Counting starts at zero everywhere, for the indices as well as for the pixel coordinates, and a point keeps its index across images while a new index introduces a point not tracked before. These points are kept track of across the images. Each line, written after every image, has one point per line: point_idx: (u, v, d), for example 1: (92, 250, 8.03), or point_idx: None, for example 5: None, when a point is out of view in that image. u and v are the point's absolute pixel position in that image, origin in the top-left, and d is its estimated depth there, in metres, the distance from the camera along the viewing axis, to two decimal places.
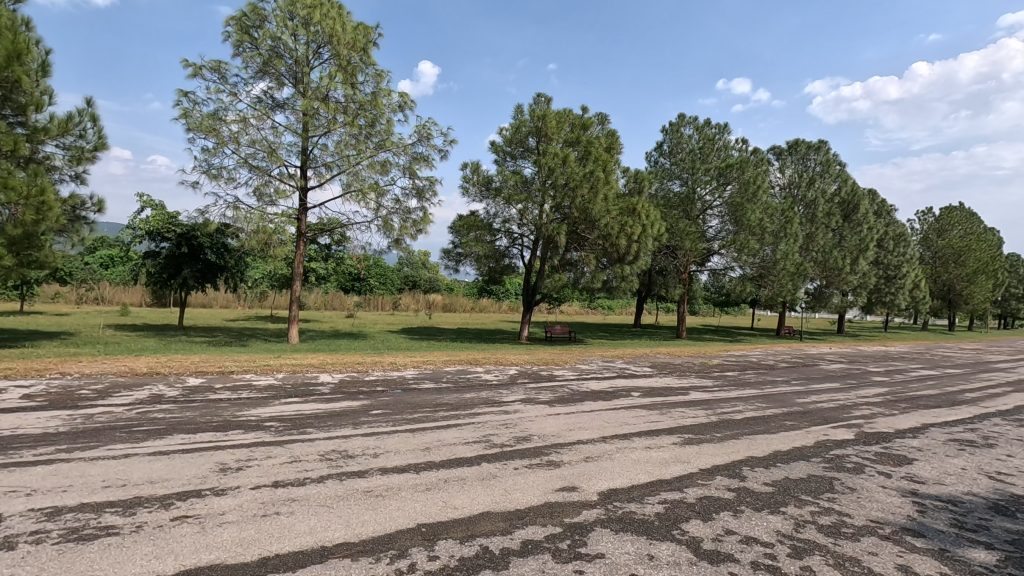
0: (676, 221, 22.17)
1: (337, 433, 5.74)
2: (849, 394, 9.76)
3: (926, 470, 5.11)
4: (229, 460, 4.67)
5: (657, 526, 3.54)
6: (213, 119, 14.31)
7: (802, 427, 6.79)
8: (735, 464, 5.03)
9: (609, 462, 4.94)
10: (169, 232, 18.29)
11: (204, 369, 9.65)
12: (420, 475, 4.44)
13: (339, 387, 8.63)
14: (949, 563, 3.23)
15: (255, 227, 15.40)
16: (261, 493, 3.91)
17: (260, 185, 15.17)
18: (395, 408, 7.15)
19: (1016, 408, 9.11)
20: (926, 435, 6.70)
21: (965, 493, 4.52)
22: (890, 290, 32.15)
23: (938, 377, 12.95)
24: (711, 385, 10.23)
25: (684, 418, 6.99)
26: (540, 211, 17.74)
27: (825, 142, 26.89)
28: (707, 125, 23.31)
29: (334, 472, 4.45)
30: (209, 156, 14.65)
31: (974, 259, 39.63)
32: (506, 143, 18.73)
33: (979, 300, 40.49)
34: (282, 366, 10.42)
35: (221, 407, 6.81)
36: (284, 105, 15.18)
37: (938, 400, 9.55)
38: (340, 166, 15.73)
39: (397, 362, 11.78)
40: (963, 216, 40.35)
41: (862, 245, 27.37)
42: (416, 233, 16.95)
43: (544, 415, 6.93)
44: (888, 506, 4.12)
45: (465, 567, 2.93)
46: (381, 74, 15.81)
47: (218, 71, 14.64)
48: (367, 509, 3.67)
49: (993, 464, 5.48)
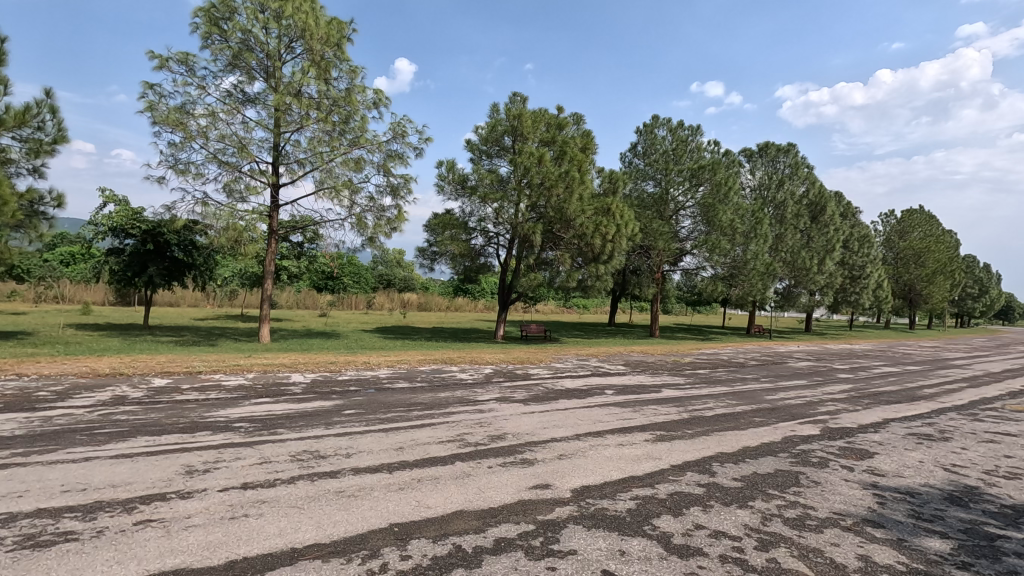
0: (650, 221, 22.43)
1: (309, 433, 5.65)
2: (814, 390, 10.06)
3: (887, 463, 5.30)
4: (196, 462, 4.56)
5: (628, 522, 3.58)
6: (180, 112, 13.95)
7: (770, 423, 6.96)
8: (706, 460, 5.13)
9: (582, 459, 4.99)
10: (134, 228, 17.77)
11: (171, 370, 9.37)
12: (393, 475, 4.40)
13: (311, 387, 8.48)
14: (907, 552, 3.35)
15: (224, 224, 15.06)
16: (230, 495, 3.84)
17: (230, 181, 14.86)
18: (368, 408, 7.08)
19: (970, 403, 9.51)
20: (887, 429, 6.95)
21: (923, 484, 4.70)
22: (855, 290, 33.13)
23: (898, 374, 13.42)
24: (684, 382, 10.42)
25: (656, 416, 7.10)
26: (516, 210, 17.63)
27: (794, 145, 27.62)
28: (680, 127, 23.60)
29: (305, 473, 4.38)
30: (175, 151, 14.28)
31: (933, 260, 41.07)
32: (481, 141, 18.69)
33: (937, 300, 42.13)
34: (253, 366, 10.20)
35: (188, 408, 6.64)
36: (255, 99, 14.88)
37: (898, 396, 9.92)
38: (313, 163, 15.48)
39: (371, 361, 11.64)
40: (924, 218, 41.76)
41: (829, 246, 28.11)
42: (391, 231, 16.81)
43: (519, 414, 6.96)
44: (850, 498, 4.25)
45: (438, 566, 2.92)
46: (355, 70, 15.63)
47: (185, 64, 14.27)
48: (339, 510, 3.63)
49: (949, 457, 5.71)
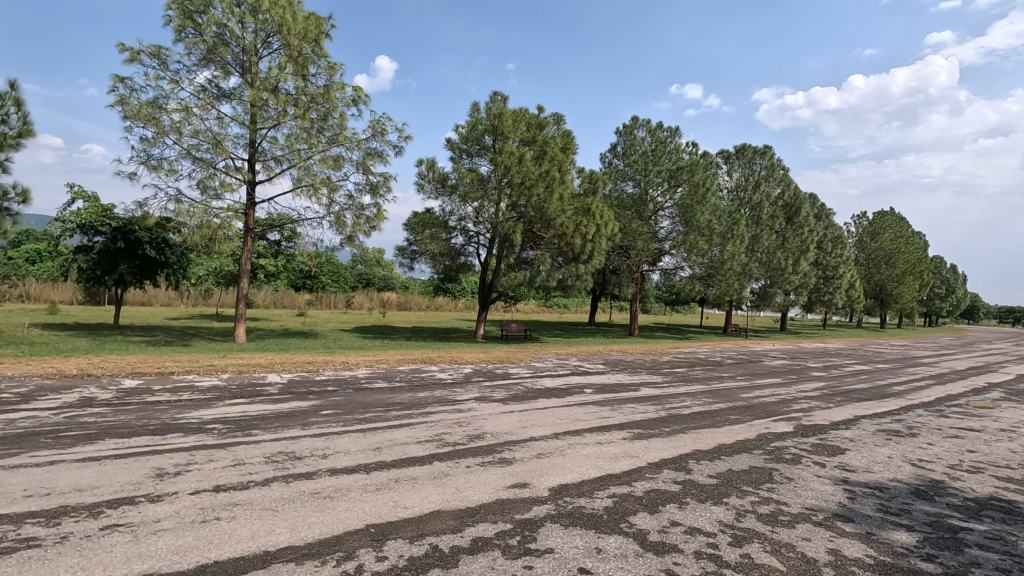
0: (629, 221, 22.60)
1: (285, 434, 5.58)
2: (788, 388, 10.26)
3: (857, 459, 5.43)
4: (167, 465, 4.45)
5: (606, 520, 3.60)
6: (152, 107, 13.63)
7: (745, 421, 7.07)
8: (682, 457, 5.20)
9: (561, 458, 5.01)
10: (103, 226, 17.28)
11: (142, 370, 9.16)
12: (370, 476, 4.35)
13: (287, 388, 8.35)
14: (874, 546, 3.44)
15: (198, 222, 14.75)
16: (201, 499, 3.75)
17: (204, 178, 14.57)
18: (346, 408, 7.00)
19: (936, 400, 9.79)
20: (858, 426, 7.11)
21: (891, 479, 4.82)
22: (829, 290, 33.83)
23: (869, 372, 13.77)
24: (661, 381, 10.53)
25: (634, 414, 7.17)
26: (496, 209, 17.62)
27: (770, 147, 28.15)
28: (659, 128, 23.84)
29: (280, 474, 4.33)
30: (147, 146, 13.95)
31: (903, 260, 42.18)
32: (462, 140, 18.62)
33: (907, 299, 43.25)
34: (228, 366, 10.00)
35: (160, 409, 6.49)
36: (231, 95, 14.61)
37: (868, 393, 10.17)
38: (291, 160, 15.27)
39: (349, 361, 11.51)
40: (895, 220, 42.91)
41: (804, 247, 28.70)
42: (370, 230, 16.66)
43: (498, 413, 6.94)
44: (822, 493, 4.35)
45: (414, 566, 2.90)
46: (333, 66, 15.45)
47: (158, 57, 13.95)
48: (314, 512, 3.58)
49: (916, 452, 5.86)
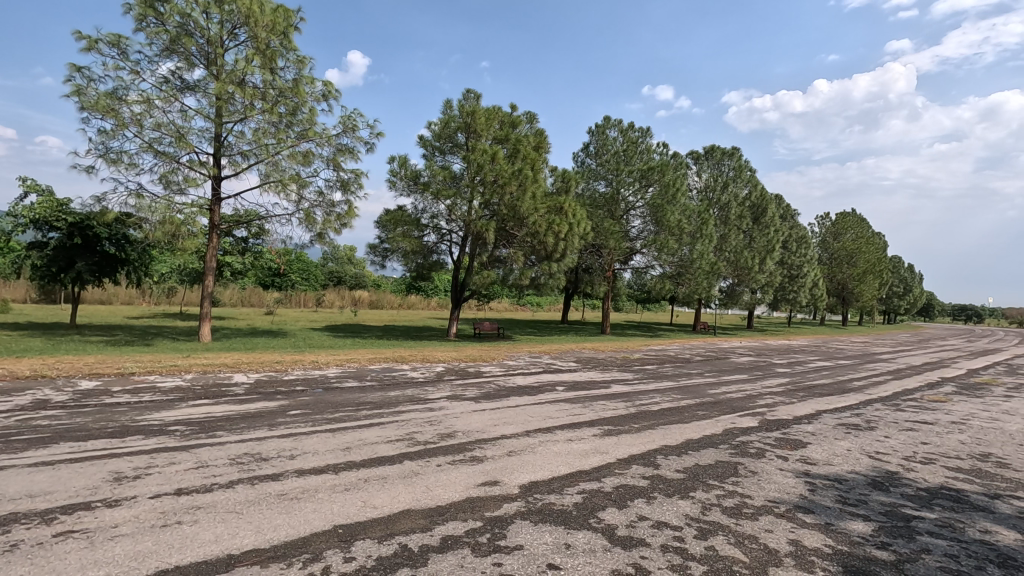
0: (601, 221, 22.79)
1: (251, 435, 5.47)
2: (754, 384, 10.53)
3: (818, 452, 5.61)
4: (126, 468, 4.31)
5: (575, 516, 3.64)
6: (111, 98, 13.13)
7: (712, 416, 7.24)
8: (651, 453, 5.29)
9: (531, 455, 5.02)
10: (59, 221, 16.59)
11: (100, 371, 8.84)
12: (339, 476, 4.30)
13: (254, 388, 8.17)
14: (833, 536, 3.56)
15: (160, 217, 14.25)
16: (162, 503, 3.64)
17: (166, 172, 14.11)
18: (315, 408, 6.89)
19: (893, 394, 10.20)
20: (819, 420, 7.35)
21: (849, 471, 5.00)
22: (793, 288, 34.79)
23: (830, 368, 14.22)
24: (632, 378, 10.69)
25: (604, 410, 7.26)
26: (469, 207, 17.60)
27: (738, 149, 28.85)
28: (631, 128, 24.10)
29: (245, 476, 4.23)
30: (106, 139, 13.44)
31: (863, 260, 43.68)
32: (434, 138, 18.49)
33: (867, 298, 44.81)
34: (192, 366, 9.72)
35: (119, 411, 6.28)
36: (195, 87, 14.18)
37: (828, 389, 10.50)
38: (258, 155, 14.94)
39: (319, 360, 11.35)
40: (856, 220, 44.43)
41: (769, 246, 29.46)
42: (341, 227, 16.42)
43: (470, 411, 6.94)
44: (784, 486, 4.47)
45: (382, 566, 2.87)
46: (303, 60, 15.14)
47: (117, 46, 13.44)
48: (280, 513, 3.52)
49: (873, 445, 6.09)
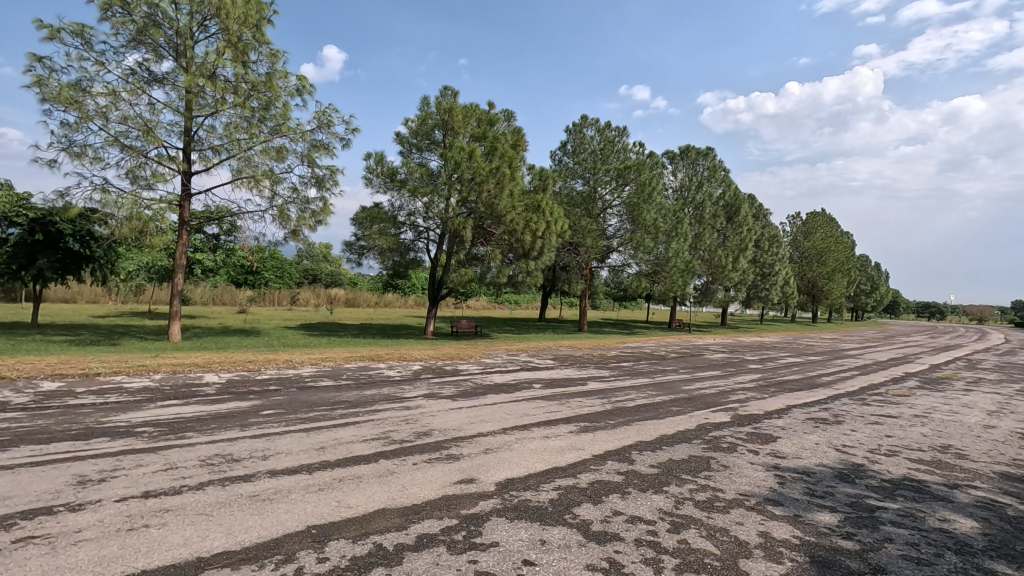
0: (578, 219, 22.91)
1: (222, 435, 5.36)
2: (727, 380, 10.75)
3: (788, 446, 5.74)
4: (90, 471, 4.19)
5: (550, 512, 3.66)
6: (75, 90, 12.70)
7: (686, 412, 7.36)
8: (626, 448, 5.34)
9: (507, 453, 5.04)
10: (19, 216, 15.95)
11: (63, 372, 8.55)
12: (312, 476, 4.25)
13: (226, 388, 7.99)
14: (801, 527, 3.66)
15: (127, 213, 13.82)
16: (128, 506, 3.55)
17: (133, 167, 13.72)
18: (289, 408, 6.78)
19: (859, 389, 10.51)
20: (790, 415, 7.53)
21: (818, 464, 5.14)
22: (766, 286, 35.52)
23: (800, 364, 14.58)
24: (608, 375, 10.80)
25: (581, 407, 7.32)
26: (446, 205, 17.50)
27: (712, 149, 29.34)
28: (608, 127, 24.27)
29: (216, 477, 4.14)
30: (69, 132, 12.99)
31: (832, 259, 44.87)
32: (411, 134, 18.29)
33: (836, 295, 46.03)
34: (160, 366, 9.47)
35: (83, 413, 6.08)
36: (164, 79, 13.81)
37: (799, 384, 10.75)
38: (230, 150, 14.62)
39: (293, 359, 11.17)
40: (825, 220, 45.55)
41: (742, 245, 30.03)
42: (315, 224, 16.18)
43: (446, 410, 6.93)
44: (754, 479, 4.58)
45: (356, 566, 2.85)
46: (276, 54, 14.85)
47: (80, 36, 13.01)
48: (252, 514, 3.47)
49: (840, 438, 6.26)
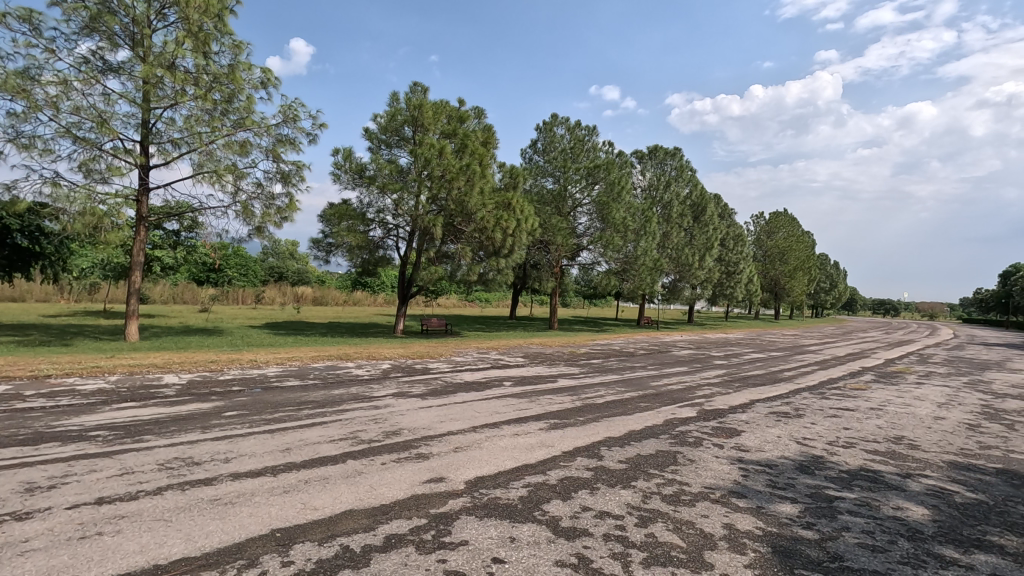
0: (549, 217, 22.96)
1: (182, 438, 5.18)
2: (693, 376, 10.99)
3: (751, 440, 5.89)
4: (39, 478, 3.99)
5: (520, 509, 3.67)
6: (23, 78, 12.10)
7: (653, 407, 7.47)
8: (595, 444, 5.39)
9: (477, 450, 5.02)
10: None
11: (10, 373, 8.14)
12: (278, 478, 4.16)
13: (186, 389, 7.75)
14: (763, 518, 3.76)
15: (80, 208, 13.26)
16: (80, 513, 3.40)
17: (87, 160, 13.14)
18: (253, 408, 6.60)
19: (819, 383, 10.90)
20: (753, 409, 7.74)
21: (779, 456, 5.29)
22: (730, 284, 36.34)
23: (763, 359, 15.01)
24: (578, 372, 10.92)
25: (551, 404, 7.36)
26: (416, 202, 17.32)
27: (679, 149, 29.91)
28: (577, 126, 24.44)
29: (175, 482, 4.00)
30: (17, 122, 12.37)
31: (793, 258, 46.15)
32: (380, 130, 18.06)
33: (797, 293, 47.40)
34: (116, 367, 9.12)
35: (31, 417, 5.79)
36: (119, 69, 13.26)
37: (762, 379, 11.04)
38: (190, 143, 14.15)
39: (258, 358, 10.90)
40: (788, 220, 46.83)
41: (708, 244, 30.68)
42: (281, 221, 15.80)
43: (416, 408, 6.87)
44: (719, 473, 4.68)
45: (323, 569, 2.80)
46: (239, 45, 14.42)
47: (28, 22, 12.38)
48: (213, 519, 3.36)
49: (801, 431, 6.46)
